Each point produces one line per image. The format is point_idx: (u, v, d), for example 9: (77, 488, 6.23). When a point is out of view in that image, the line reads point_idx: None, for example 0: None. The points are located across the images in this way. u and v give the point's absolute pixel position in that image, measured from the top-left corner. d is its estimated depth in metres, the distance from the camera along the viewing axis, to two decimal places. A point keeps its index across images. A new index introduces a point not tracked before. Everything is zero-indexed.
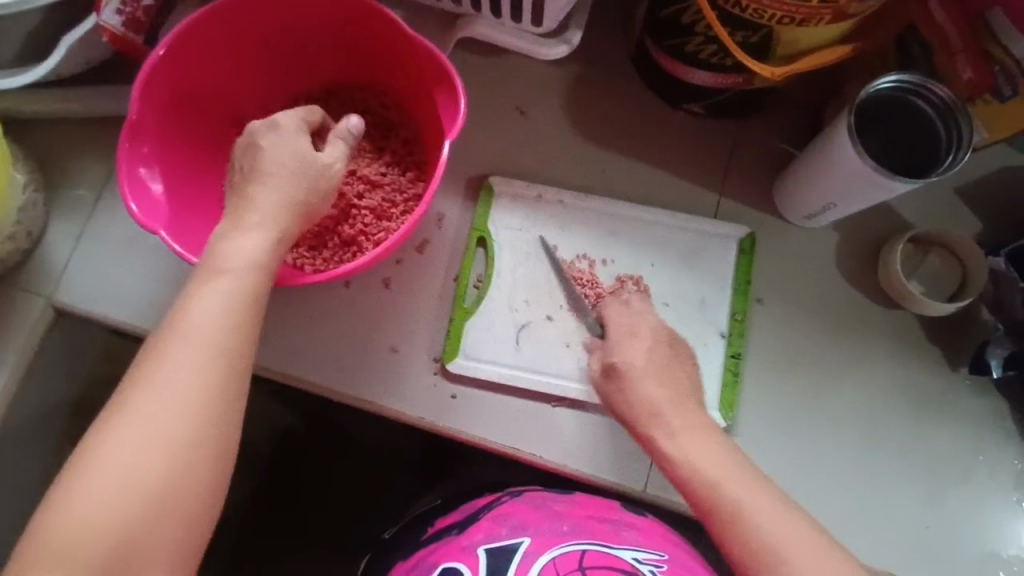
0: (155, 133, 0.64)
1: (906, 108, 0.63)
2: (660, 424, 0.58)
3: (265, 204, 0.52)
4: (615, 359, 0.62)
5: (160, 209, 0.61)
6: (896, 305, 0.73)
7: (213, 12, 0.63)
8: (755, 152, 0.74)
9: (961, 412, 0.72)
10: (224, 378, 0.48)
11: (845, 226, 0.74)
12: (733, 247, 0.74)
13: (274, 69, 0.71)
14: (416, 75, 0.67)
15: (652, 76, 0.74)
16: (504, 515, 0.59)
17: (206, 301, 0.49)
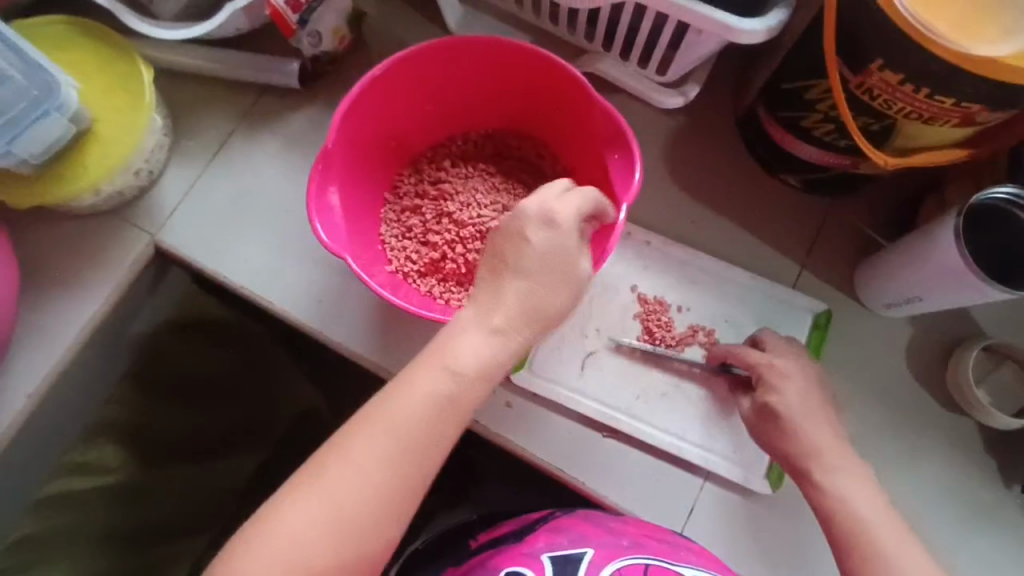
0: (340, 161, 0.65)
1: (1005, 219, 0.60)
2: (818, 463, 0.63)
3: (508, 307, 0.54)
4: (764, 399, 0.65)
5: (341, 234, 0.63)
6: (958, 410, 0.73)
7: (411, 58, 0.65)
8: (839, 232, 0.78)
9: (1010, 529, 0.70)
10: (416, 472, 0.52)
11: (921, 322, 0.75)
12: (808, 321, 0.75)
13: (443, 112, 0.74)
14: (589, 140, 0.70)
15: (755, 142, 0.78)
16: (563, 527, 0.66)
17: (425, 393, 0.52)
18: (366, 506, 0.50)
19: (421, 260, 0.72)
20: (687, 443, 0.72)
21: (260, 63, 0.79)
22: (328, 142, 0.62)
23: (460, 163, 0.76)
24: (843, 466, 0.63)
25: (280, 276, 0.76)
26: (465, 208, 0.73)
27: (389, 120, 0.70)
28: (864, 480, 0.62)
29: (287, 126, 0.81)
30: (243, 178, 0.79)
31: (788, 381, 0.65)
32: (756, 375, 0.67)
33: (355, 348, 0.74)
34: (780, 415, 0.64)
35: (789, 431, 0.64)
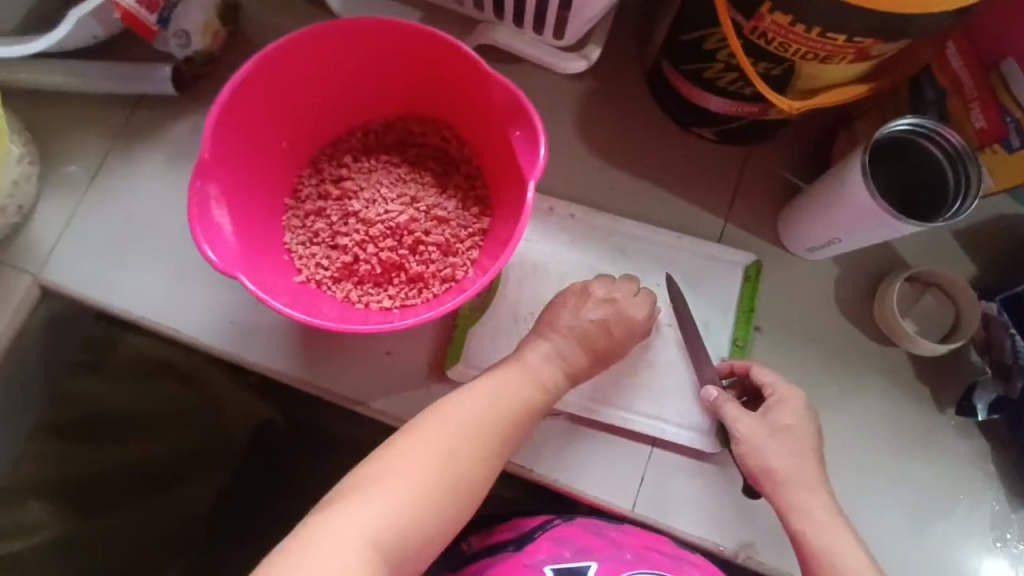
0: (222, 173, 0.60)
1: (923, 154, 0.60)
2: (806, 494, 0.62)
3: (576, 343, 0.64)
4: (777, 417, 0.64)
5: (233, 252, 0.58)
6: (889, 343, 0.74)
7: (284, 50, 0.60)
8: (759, 180, 0.77)
9: (946, 451, 0.72)
10: (486, 463, 0.56)
11: (846, 260, 0.75)
12: (739, 273, 0.75)
13: (333, 104, 0.69)
14: (491, 117, 0.66)
15: (665, 98, 0.76)
16: (564, 538, 0.67)
17: (508, 385, 0.60)
18: (442, 485, 0.53)
19: (332, 265, 0.67)
20: (635, 414, 0.70)
21: (126, 71, 0.72)
22: (203, 152, 0.57)
23: (362, 157, 0.71)
24: (816, 489, 0.62)
25: (183, 301, 0.70)
26: (371, 206, 0.68)
27: (275, 119, 0.65)
28: (826, 499, 0.62)
29: (171, 137, 0.74)
30: (129, 200, 0.72)
31: (806, 409, 0.65)
32: (772, 394, 0.65)
33: (274, 368, 0.70)
34: (791, 437, 0.63)
35: (789, 452, 0.63)
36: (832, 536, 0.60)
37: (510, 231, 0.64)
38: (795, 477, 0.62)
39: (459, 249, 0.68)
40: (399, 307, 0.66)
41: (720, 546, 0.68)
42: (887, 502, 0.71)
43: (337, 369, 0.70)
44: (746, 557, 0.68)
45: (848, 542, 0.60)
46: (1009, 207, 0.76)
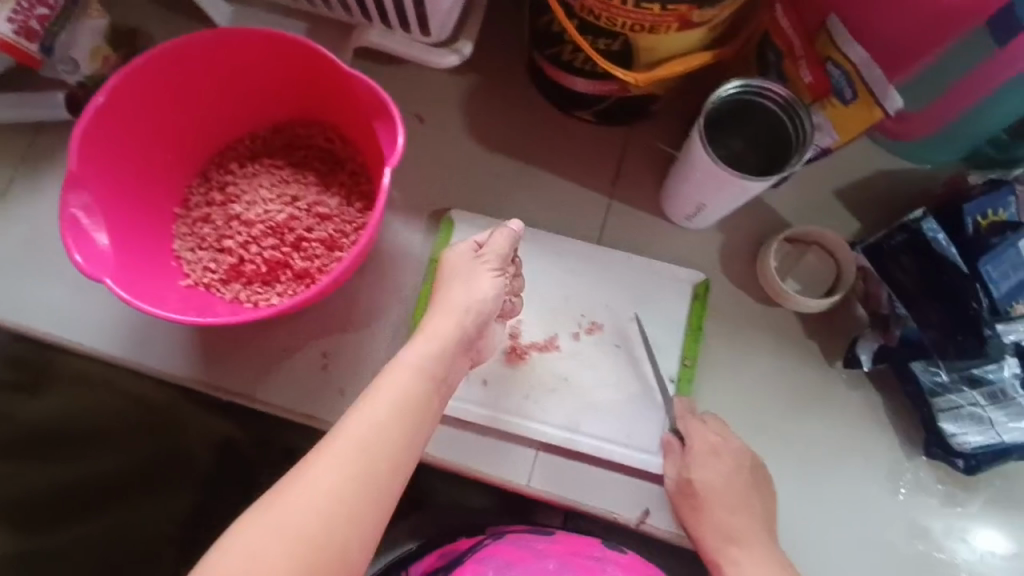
0: (96, 184, 0.64)
1: (765, 112, 0.62)
2: (731, 550, 0.65)
3: (448, 323, 0.60)
4: (692, 473, 0.67)
5: (106, 259, 0.61)
6: (775, 304, 0.75)
7: (147, 64, 0.64)
8: (641, 155, 0.79)
9: (838, 404, 0.73)
10: (376, 492, 0.52)
11: (728, 226, 0.77)
12: (688, 292, 0.75)
13: (213, 114, 0.72)
14: (360, 113, 0.69)
15: (542, 84, 0.79)
16: (489, 557, 0.72)
17: (390, 379, 0.56)
18: (325, 534, 0.49)
19: (220, 268, 0.70)
20: (581, 434, 0.70)
21: (21, 99, 0.76)
22: (70, 168, 0.61)
23: (248, 163, 0.74)
24: (738, 543, 0.65)
25: (84, 314, 0.73)
26: (253, 206, 0.71)
27: (153, 132, 0.68)
28: (756, 554, 0.65)
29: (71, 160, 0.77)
30: (30, 222, 0.75)
31: (714, 460, 0.67)
32: (685, 444, 0.68)
33: (177, 372, 0.72)
34: (701, 491, 0.66)
35: (705, 509, 0.66)
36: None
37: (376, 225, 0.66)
38: (713, 533, 0.66)
39: (342, 243, 0.71)
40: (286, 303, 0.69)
41: (618, 514, 0.69)
42: (781, 458, 0.71)
43: (235, 368, 0.73)
44: (641, 522, 0.69)
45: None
46: (887, 163, 0.78)
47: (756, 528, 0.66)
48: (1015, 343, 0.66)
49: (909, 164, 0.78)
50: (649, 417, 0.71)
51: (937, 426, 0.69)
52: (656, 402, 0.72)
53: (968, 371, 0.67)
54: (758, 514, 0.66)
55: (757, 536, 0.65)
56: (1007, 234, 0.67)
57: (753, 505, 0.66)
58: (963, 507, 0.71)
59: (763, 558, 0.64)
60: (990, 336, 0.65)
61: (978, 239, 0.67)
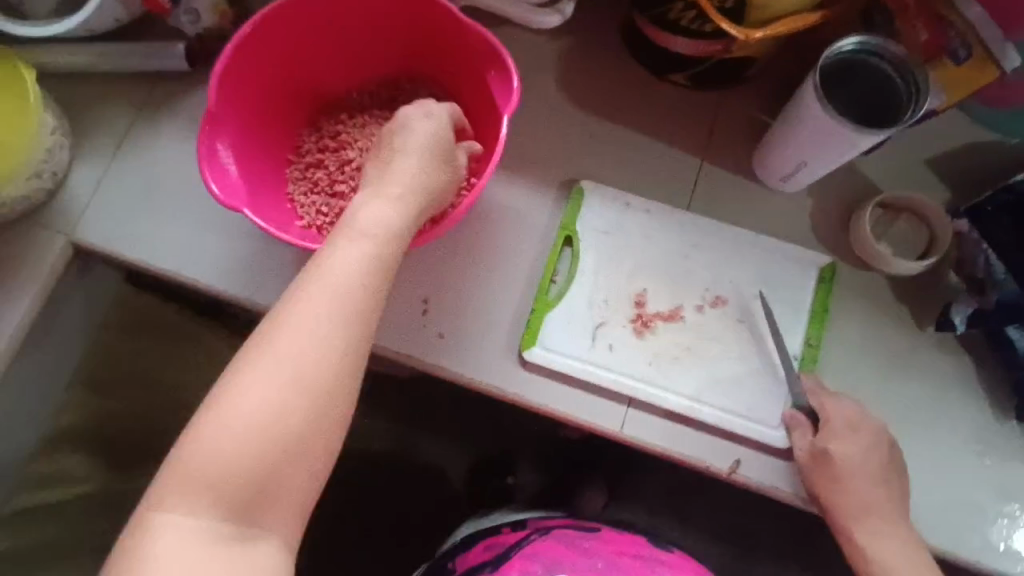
0: (228, 122, 0.67)
1: (875, 69, 0.63)
2: (863, 522, 0.67)
3: (382, 210, 0.58)
4: (830, 445, 0.68)
5: (236, 191, 0.65)
6: (866, 267, 0.76)
7: (282, 10, 0.67)
8: (734, 120, 0.81)
9: (929, 368, 0.73)
10: (338, 393, 0.51)
11: (821, 191, 0.78)
12: (813, 274, 0.76)
13: (330, 64, 0.76)
14: (473, 65, 0.71)
15: (639, 46, 0.81)
16: (536, 553, 0.73)
17: (345, 256, 0.54)
18: (294, 434, 0.49)
19: (332, 212, 0.73)
20: (705, 404, 0.72)
21: (145, 50, 0.80)
22: (208, 102, 0.64)
23: (358, 114, 0.77)
24: (875, 515, 0.67)
25: (199, 253, 0.77)
26: (365, 153, 0.74)
27: (278, 78, 0.72)
28: (891, 525, 0.67)
29: (189, 108, 0.82)
30: (151, 164, 0.80)
31: (853, 436, 0.68)
32: (822, 419, 0.69)
33: None
34: (837, 464, 0.67)
35: (839, 481, 0.67)
36: (886, 561, 0.65)
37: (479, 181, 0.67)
38: (852, 502, 0.67)
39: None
40: None
41: (710, 463, 0.71)
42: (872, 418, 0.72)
43: None
44: (732, 472, 0.71)
45: (903, 565, 0.65)
46: (979, 133, 0.78)
47: (893, 504, 0.67)
48: None
49: (1000, 135, 0.78)
50: (774, 395, 0.73)
51: None
52: (775, 378, 0.73)
53: None
54: (897, 489, 0.67)
55: (893, 510, 0.67)
56: None
57: (892, 482, 0.67)
58: None
59: (897, 534, 0.66)
60: None
61: None
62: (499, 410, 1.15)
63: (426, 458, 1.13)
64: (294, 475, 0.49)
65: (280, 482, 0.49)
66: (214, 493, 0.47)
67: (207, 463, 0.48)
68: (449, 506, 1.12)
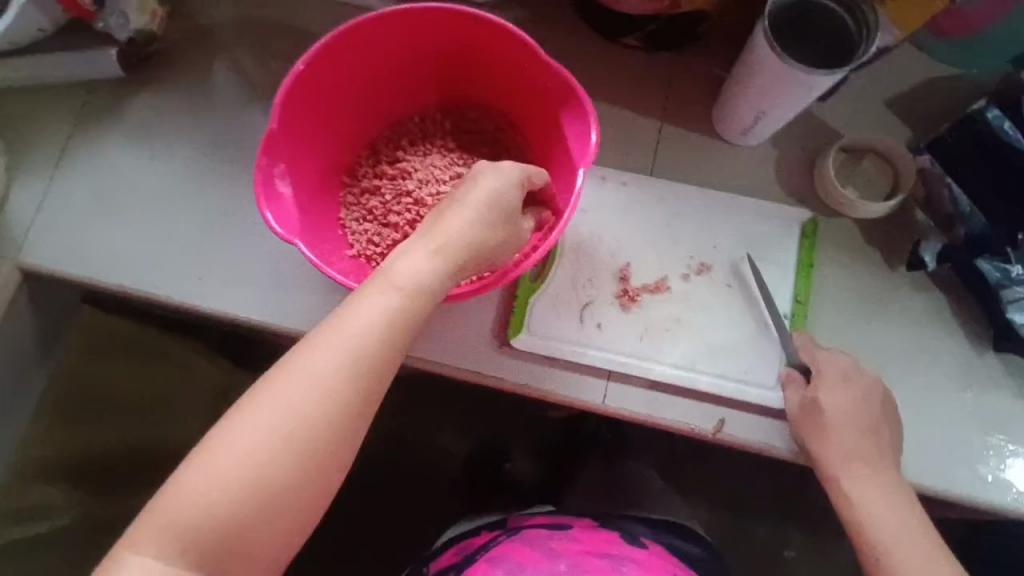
0: (288, 146, 0.66)
1: (825, 9, 0.61)
2: (847, 470, 0.63)
3: (424, 267, 0.52)
4: (820, 396, 0.65)
5: (292, 219, 0.64)
6: (835, 214, 0.75)
7: (354, 34, 0.65)
8: (690, 78, 0.79)
9: (904, 309, 0.73)
10: (330, 451, 0.49)
11: (784, 142, 0.77)
12: (796, 231, 0.75)
13: (393, 88, 0.74)
14: (540, 97, 0.69)
15: (587, 11, 0.79)
16: (497, 556, 0.68)
17: (370, 311, 0.50)
18: (278, 489, 0.47)
19: (382, 243, 0.72)
20: (698, 372, 0.71)
21: (75, 58, 0.76)
22: (270, 128, 0.63)
23: (417, 142, 0.76)
24: (861, 463, 0.63)
25: (155, 265, 0.74)
26: (424, 185, 0.74)
27: (346, 100, 0.71)
28: (877, 475, 0.62)
29: (129, 115, 0.78)
30: (96, 177, 0.77)
31: (845, 385, 0.65)
32: (816, 373, 0.66)
33: (254, 314, 0.73)
34: (827, 414, 0.64)
35: (825, 431, 0.64)
36: (872, 513, 0.61)
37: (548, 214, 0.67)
38: (837, 452, 0.63)
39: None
40: None
41: (695, 426, 0.70)
42: None
43: (305, 307, 0.73)
44: (717, 432, 0.70)
45: (887, 516, 0.60)
46: (935, 69, 0.77)
47: (883, 452, 0.63)
48: None
49: (957, 69, 0.77)
50: (768, 356, 0.72)
51: (1005, 318, 0.69)
52: (764, 338, 0.72)
53: None
54: (885, 438, 0.64)
55: (878, 459, 0.63)
56: None
57: (881, 431, 0.64)
58: None
59: (885, 484, 0.62)
60: None
61: None
62: (486, 397, 1.13)
63: (417, 452, 1.12)
64: (270, 529, 0.47)
65: (264, 532, 0.47)
66: (186, 538, 0.45)
67: (187, 505, 0.46)
68: (445, 499, 1.10)
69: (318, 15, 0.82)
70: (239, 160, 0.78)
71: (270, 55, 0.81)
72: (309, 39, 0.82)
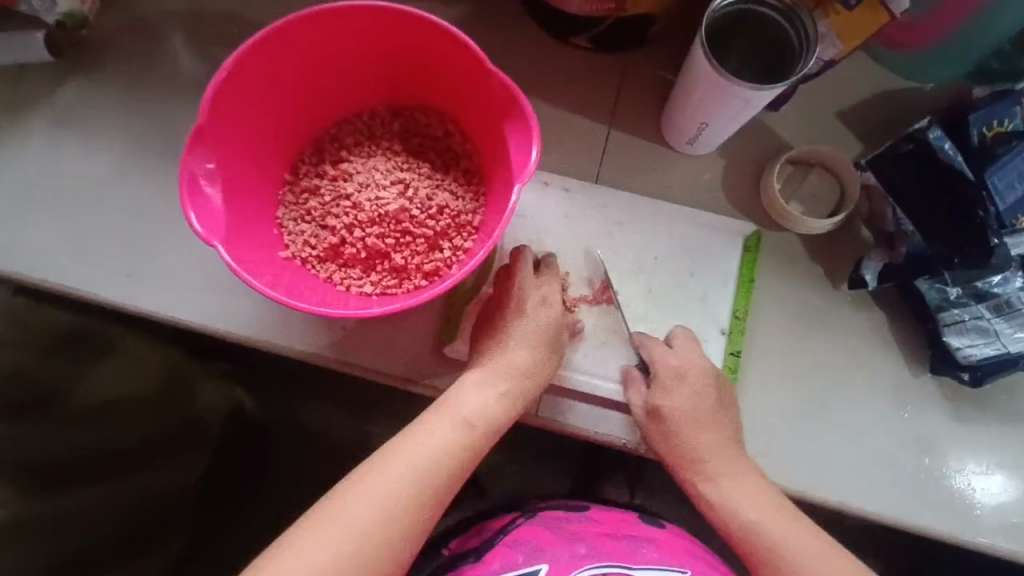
0: (219, 141, 0.62)
1: (765, 18, 0.59)
2: (699, 471, 0.64)
3: (488, 404, 0.61)
4: (659, 402, 0.66)
5: (221, 224, 0.60)
6: (780, 229, 0.74)
7: (294, 27, 0.61)
8: (639, 83, 0.77)
9: (845, 327, 0.72)
10: (391, 559, 0.53)
11: (732, 151, 0.75)
12: (738, 246, 0.74)
13: (340, 83, 0.70)
14: (487, 105, 0.66)
15: (533, 9, 0.76)
16: (519, 540, 0.69)
17: (435, 436, 0.58)
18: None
19: (319, 245, 0.68)
20: None
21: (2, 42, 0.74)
22: (198, 123, 0.59)
23: (363, 141, 0.72)
24: (711, 462, 0.64)
25: (84, 259, 0.72)
26: (364, 189, 0.70)
27: (286, 93, 0.67)
28: (733, 471, 0.63)
29: (62, 103, 0.76)
30: (24, 170, 0.74)
31: (679, 385, 0.66)
32: (653, 372, 0.67)
33: (184, 315, 0.71)
34: (668, 418, 0.65)
35: (671, 433, 0.65)
36: (734, 508, 0.61)
37: (496, 224, 0.64)
38: (685, 453, 0.64)
39: (447, 239, 0.69)
40: (380, 294, 0.67)
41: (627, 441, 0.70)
42: (785, 382, 0.71)
43: (234, 306, 0.71)
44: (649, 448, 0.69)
45: (747, 506, 0.61)
46: (887, 82, 0.76)
47: (730, 441, 0.64)
48: (1019, 256, 0.66)
49: (909, 82, 0.76)
50: None
51: (941, 340, 0.68)
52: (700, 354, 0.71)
53: (975, 285, 0.67)
54: (728, 430, 0.65)
55: (722, 450, 0.64)
56: (1014, 143, 0.66)
57: (722, 422, 0.65)
58: (970, 423, 0.70)
59: (737, 475, 0.63)
60: (997, 245, 0.65)
61: (984, 151, 0.66)
62: None
63: None
64: None
65: None
66: None
67: None
68: None
69: (258, 6, 0.80)
70: (173, 155, 0.76)
71: (208, 44, 0.78)
72: (250, 30, 0.79)
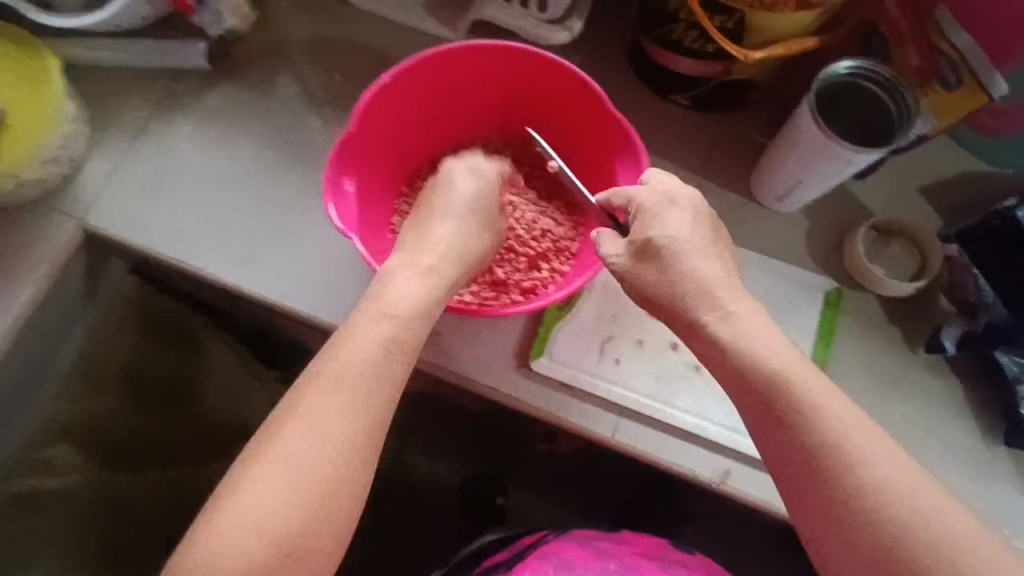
0: (359, 148, 0.68)
1: (867, 92, 0.66)
2: (715, 307, 0.59)
3: (413, 288, 0.61)
4: (646, 232, 0.61)
5: (353, 219, 0.66)
6: (860, 288, 0.77)
7: (441, 57, 0.68)
8: (733, 141, 0.83)
9: (920, 391, 0.74)
10: (355, 468, 0.54)
11: (818, 212, 0.80)
12: (820, 300, 0.77)
13: (465, 112, 0.77)
14: (600, 144, 0.72)
15: (642, 66, 0.83)
16: (550, 553, 0.71)
17: (354, 344, 0.57)
18: (295, 535, 0.51)
19: None
20: (710, 422, 0.73)
21: (166, 48, 0.83)
22: (348, 130, 0.65)
23: None
24: (727, 297, 0.59)
25: (209, 243, 0.79)
26: None
27: (419, 115, 0.74)
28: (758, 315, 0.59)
29: (207, 105, 0.84)
30: (166, 159, 0.81)
31: (653, 212, 0.62)
32: (632, 210, 0.63)
33: (294, 305, 0.77)
34: (653, 248, 0.61)
35: (662, 266, 0.61)
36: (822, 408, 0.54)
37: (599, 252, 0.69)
38: (732, 296, 0.59)
39: (547, 260, 0.74)
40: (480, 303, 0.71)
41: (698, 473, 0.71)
42: None
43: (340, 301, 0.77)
44: (721, 483, 0.71)
45: (824, 399, 0.55)
46: (969, 163, 0.80)
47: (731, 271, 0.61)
48: None
49: (992, 166, 0.80)
50: None
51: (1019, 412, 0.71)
52: None
53: None
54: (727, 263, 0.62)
55: (805, 358, 0.58)
56: None
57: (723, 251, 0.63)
58: None
59: (791, 354, 0.57)
60: None
61: None
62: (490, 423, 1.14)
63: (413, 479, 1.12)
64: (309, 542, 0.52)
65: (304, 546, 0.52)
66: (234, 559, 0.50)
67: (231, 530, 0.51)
68: (439, 521, 1.10)
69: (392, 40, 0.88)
70: (300, 160, 0.83)
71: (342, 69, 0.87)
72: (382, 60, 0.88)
